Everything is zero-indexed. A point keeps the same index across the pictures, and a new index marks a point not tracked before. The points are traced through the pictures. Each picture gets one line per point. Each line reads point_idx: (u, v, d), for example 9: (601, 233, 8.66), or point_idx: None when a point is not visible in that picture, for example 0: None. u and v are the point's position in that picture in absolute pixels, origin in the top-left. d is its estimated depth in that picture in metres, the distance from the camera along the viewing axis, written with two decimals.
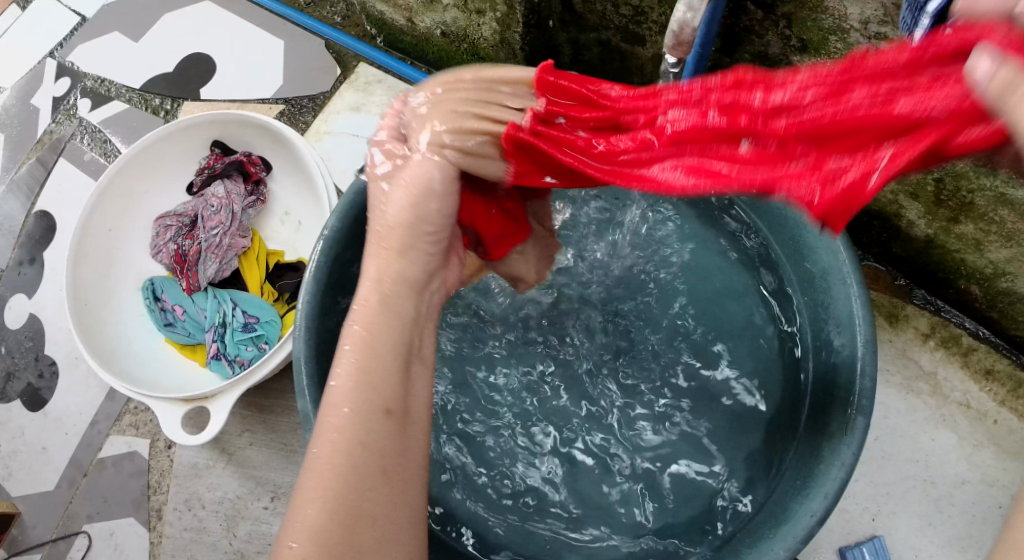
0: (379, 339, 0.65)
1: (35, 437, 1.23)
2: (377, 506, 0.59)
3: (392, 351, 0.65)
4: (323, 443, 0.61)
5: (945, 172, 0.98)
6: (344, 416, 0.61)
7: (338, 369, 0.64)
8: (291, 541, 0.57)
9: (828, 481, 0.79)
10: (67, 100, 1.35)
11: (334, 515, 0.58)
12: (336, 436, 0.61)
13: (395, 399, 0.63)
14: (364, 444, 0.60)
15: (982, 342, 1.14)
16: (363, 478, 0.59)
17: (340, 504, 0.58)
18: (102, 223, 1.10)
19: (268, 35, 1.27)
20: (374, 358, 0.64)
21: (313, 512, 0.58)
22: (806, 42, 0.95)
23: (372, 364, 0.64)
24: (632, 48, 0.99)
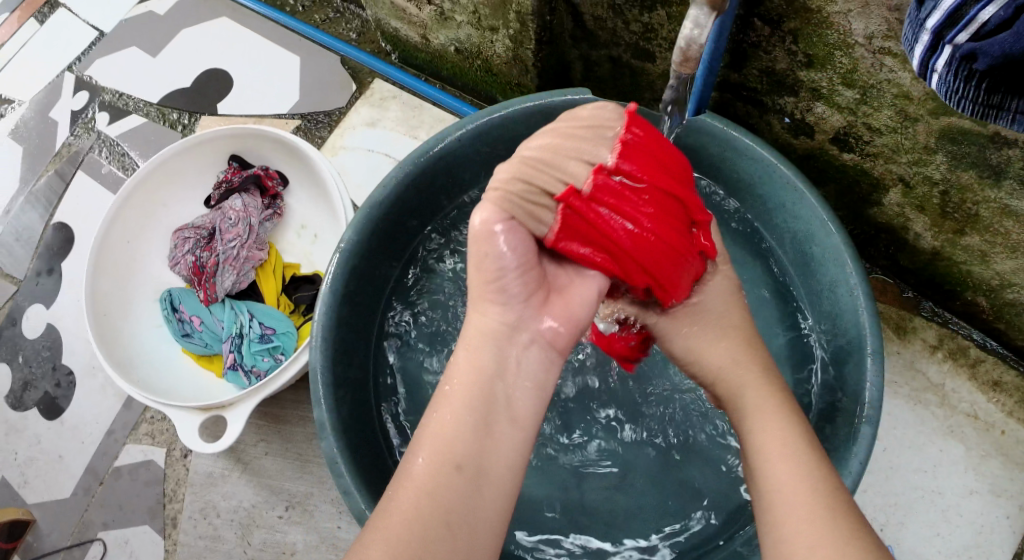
0: (472, 397, 0.66)
1: (52, 446, 1.25)
2: (442, 547, 0.59)
3: (476, 407, 0.66)
4: (401, 489, 0.63)
5: (951, 185, 0.99)
6: (425, 463, 0.63)
7: (429, 419, 0.67)
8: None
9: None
10: (85, 114, 1.37)
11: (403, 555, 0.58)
12: (415, 480, 0.63)
13: (471, 453, 0.64)
14: (437, 492, 0.61)
15: (990, 353, 1.15)
16: (433, 519, 0.60)
17: (406, 541, 0.59)
18: (121, 235, 1.12)
19: (285, 52, 1.30)
20: (458, 411, 0.66)
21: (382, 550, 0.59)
22: (813, 57, 0.97)
23: (454, 419, 0.65)
24: (643, 65, 1.00)
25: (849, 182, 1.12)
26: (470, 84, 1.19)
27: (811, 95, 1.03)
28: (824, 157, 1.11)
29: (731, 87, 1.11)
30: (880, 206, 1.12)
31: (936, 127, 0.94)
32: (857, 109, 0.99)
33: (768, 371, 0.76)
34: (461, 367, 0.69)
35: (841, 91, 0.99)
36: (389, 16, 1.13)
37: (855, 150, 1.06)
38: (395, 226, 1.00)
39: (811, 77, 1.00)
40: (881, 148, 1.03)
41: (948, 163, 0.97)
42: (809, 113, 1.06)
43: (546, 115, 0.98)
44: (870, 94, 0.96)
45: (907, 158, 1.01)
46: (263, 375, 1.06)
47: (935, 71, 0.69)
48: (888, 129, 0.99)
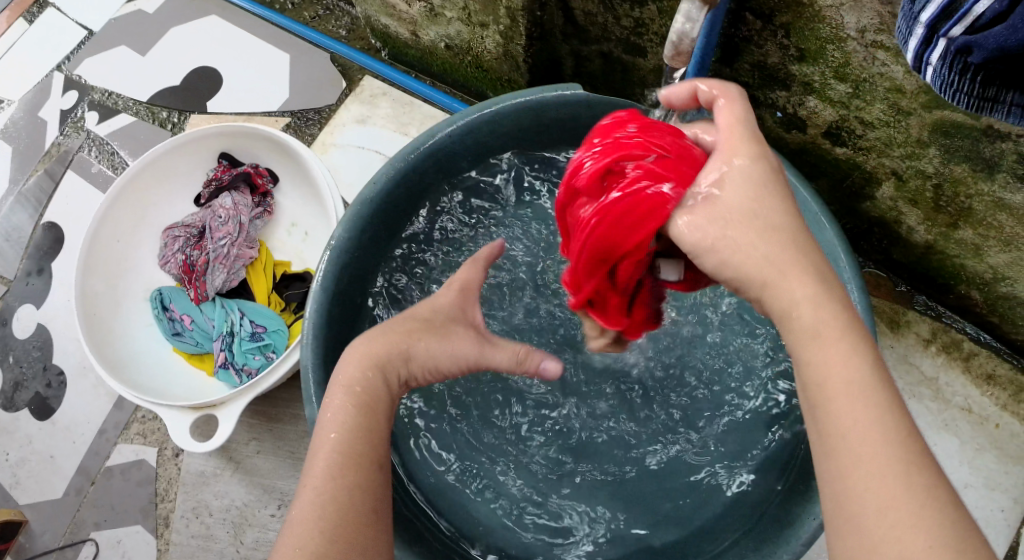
0: (359, 402, 0.70)
1: (43, 446, 1.24)
2: (367, 533, 0.63)
3: (380, 411, 0.71)
4: (317, 485, 0.64)
5: (943, 179, 0.99)
6: (336, 459, 0.66)
7: (326, 423, 0.69)
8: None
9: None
10: (75, 113, 1.37)
11: (329, 544, 0.61)
12: (332, 476, 0.65)
13: (382, 453, 0.68)
14: (360, 485, 0.65)
15: (983, 347, 1.15)
16: (356, 510, 0.63)
17: (337, 531, 0.62)
18: (111, 234, 1.11)
19: (275, 49, 1.29)
20: (354, 416, 0.69)
21: (313, 543, 0.60)
22: (805, 51, 0.96)
23: (351, 420, 0.69)
24: (634, 60, 1.00)
25: (842, 176, 1.12)
26: (461, 81, 1.18)
27: (803, 90, 1.02)
28: (817, 151, 1.11)
29: (723, 82, 1.11)
30: (873, 200, 1.12)
31: (929, 121, 0.93)
32: (850, 103, 0.99)
33: (830, 292, 0.58)
34: (353, 369, 0.73)
35: (833, 85, 0.98)
36: (379, 12, 1.13)
37: (847, 144, 1.06)
38: (387, 223, 1.00)
39: (802, 71, 1.00)
40: (874, 142, 1.02)
41: (941, 157, 0.96)
42: (802, 108, 1.05)
43: (537, 111, 0.97)
44: (862, 88, 0.95)
45: (899, 151, 1.01)
46: (253, 374, 1.05)
47: (930, 65, 0.68)
48: (880, 122, 0.99)
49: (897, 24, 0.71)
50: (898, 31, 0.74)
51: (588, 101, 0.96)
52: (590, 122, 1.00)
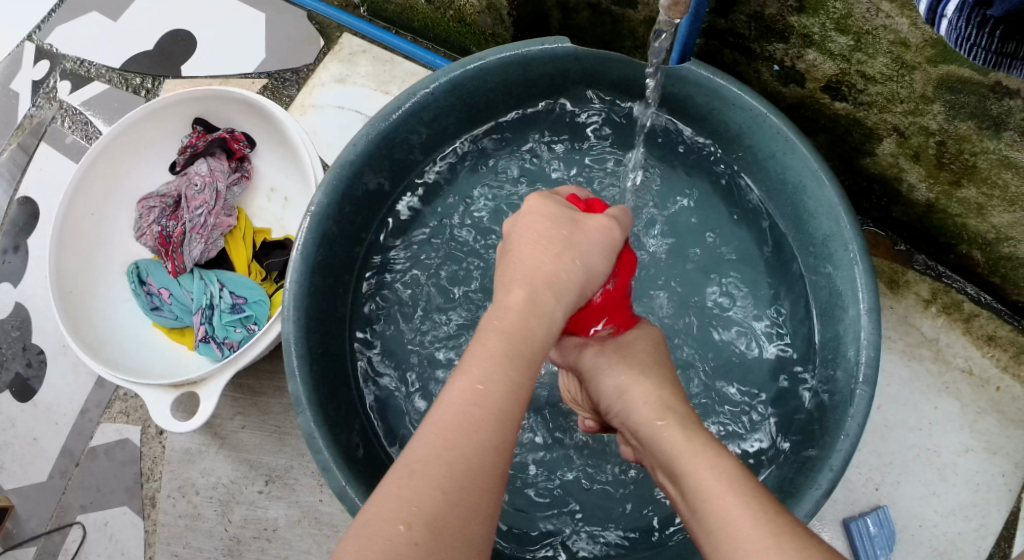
0: (513, 360, 0.59)
1: (25, 428, 1.21)
2: (487, 510, 0.54)
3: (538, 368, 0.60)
4: (440, 427, 0.56)
5: (948, 136, 0.95)
6: (486, 414, 0.56)
7: (469, 374, 0.59)
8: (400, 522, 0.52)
9: (834, 452, 0.81)
10: (47, 83, 1.31)
11: (455, 510, 0.52)
12: (466, 426, 0.56)
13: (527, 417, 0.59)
14: (496, 444, 0.56)
15: (984, 308, 1.11)
16: (485, 480, 0.54)
17: (458, 496, 0.53)
18: (84, 208, 1.07)
19: (249, 8, 1.23)
20: (505, 367, 0.59)
21: (432, 502, 0.52)
22: (804, 2, 0.92)
23: (500, 375, 0.58)
24: (623, 11, 0.95)
25: (840, 131, 1.07)
26: (443, 37, 1.14)
27: (802, 42, 0.98)
28: (815, 106, 1.07)
29: (717, 34, 1.05)
30: (873, 156, 1.07)
31: (935, 76, 0.90)
32: (851, 55, 0.95)
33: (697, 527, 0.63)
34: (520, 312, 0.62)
35: (834, 38, 0.94)
36: None
37: (847, 99, 1.02)
38: (368, 185, 0.96)
39: (802, 22, 0.95)
40: (876, 97, 0.98)
41: (946, 113, 0.93)
42: (800, 61, 1.01)
43: (524, 65, 0.93)
44: (865, 41, 0.91)
45: (903, 107, 0.97)
46: (236, 347, 1.02)
47: (944, 18, 0.64)
48: (882, 77, 0.95)
49: None
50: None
51: (577, 54, 0.93)
52: (578, 74, 0.97)
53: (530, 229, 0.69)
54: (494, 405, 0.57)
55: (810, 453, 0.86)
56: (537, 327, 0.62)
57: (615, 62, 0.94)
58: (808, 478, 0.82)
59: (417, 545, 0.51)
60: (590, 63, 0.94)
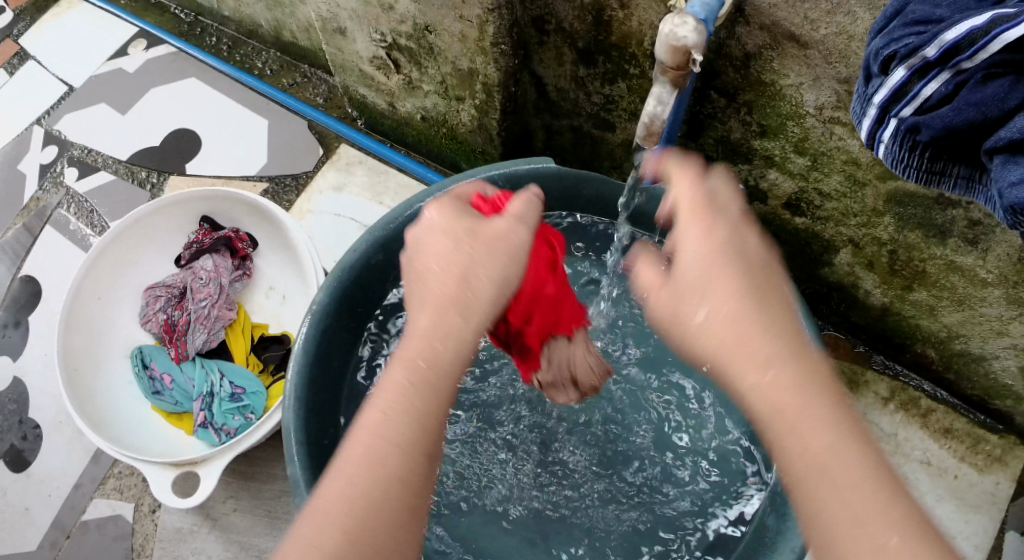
0: (415, 390, 0.58)
1: (17, 499, 1.24)
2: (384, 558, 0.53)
3: (445, 395, 0.59)
4: (353, 482, 0.54)
5: (898, 245, 1.05)
6: (386, 449, 0.55)
7: (372, 403, 0.58)
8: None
9: (798, 536, 0.83)
10: (54, 167, 1.37)
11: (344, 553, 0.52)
12: (373, 472, 0.55)
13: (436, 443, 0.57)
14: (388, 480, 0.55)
15: (940, 403, 1.20)
16: (393, 529, 0.54)
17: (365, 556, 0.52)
18: (92, 291, 1.13)
19: (253, 116, 1.31)
20: (405, 395, 0.57)
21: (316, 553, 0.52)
22: (766, 127, 1.01)
23: (403, 406, 0.57)
24: (603, 134, 1.08)
25: (801, 244, 1.16)
26: (435, 152, 1.23)
27: (765, 163, 1.07)
28: (777, 221, 1.15)
29: (689, 155, 1.14)
30: (832, 266, 1.16)
31: (884, 191, 0.99)
32: (809, 175, 1.04)
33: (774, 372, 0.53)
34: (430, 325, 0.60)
35: (793, 159, 1.03)
36: (358, 82, 1.18)
37: (807, 214, 1.10)
38: (364, 290, 1.02)
39: (764, 146, 1.04)
40: (831, 212, 1.08)
41: (896, 224, 1.02)
42: (763, 180, 1.10)
43: (512, 183, 1.02)
44: (821, 161, 1.00)
45: (856, 220, 1.06)
46: (233, 434, 1.06)
47: (883, 143, 0.72)
48: (838, 194, 1.04)
49: (854, 106, 0.76)
50: (853, 112, 0.78)
51: (561, 174, 1.02)
52: (561, 194, 1.06)
53: (436, 244, 0.65)
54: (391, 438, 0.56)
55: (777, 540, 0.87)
56: (441, 354, 0.59)
57: (596, 181, 1.03)
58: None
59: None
60: (573, 182, 1.04)
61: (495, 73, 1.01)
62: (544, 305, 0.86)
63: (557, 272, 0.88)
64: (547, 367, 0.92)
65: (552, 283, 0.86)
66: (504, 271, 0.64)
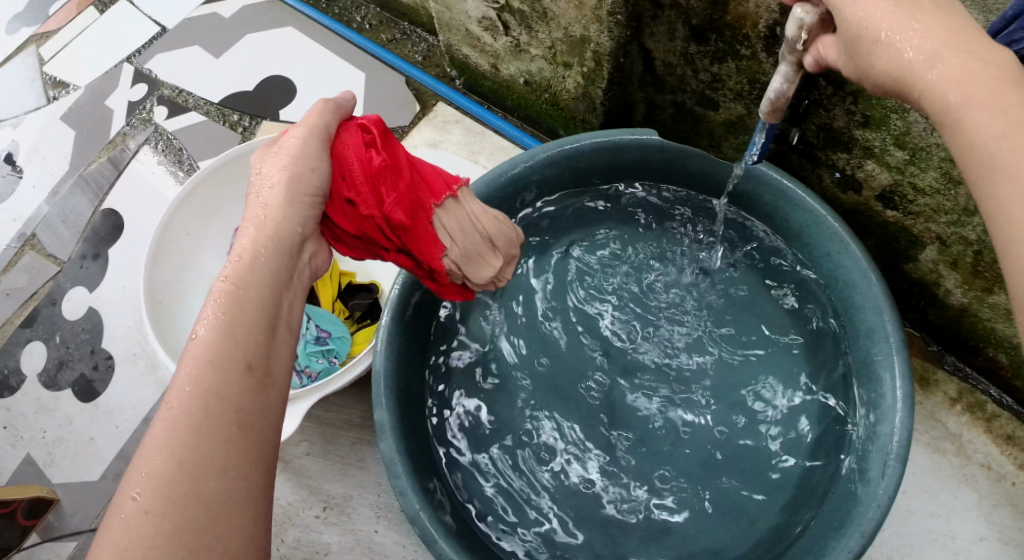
0: (232, 307, 0.65)
1: (83, 427, 1.27)
2: (226, 462, 0.57)
3: (259, 314, 0.65)
4: (170, 396, 0.59)
5: (984, 246, 1.05)
6: (200, 365, 0.60)
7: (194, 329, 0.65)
8: (133, 493, 0.55)
9: (863, 521, 0.89)
10: (144, 105, 1.40)
11: (177, 466, 0.56)
12: (189, 385, 0.59)
13: (257, 354, 0.63)
14: (216, 392, 0.60)
15: (1005, 409, 1.20)
16: (216, 436, 0.58)
17: (191, 458, 0.56)
18: (183, 225, 1.16)
19: (349, 67, 1.32)
20: (225, 314, 0.64)
21: (158, 465, 0.55)
22: (870, 118, 1.02)
23: (216, 322, 0.64)
24: (705, 112, 1.10)
25: (889, 238, 1.17)
26: (532, 116, 1.25)
27: (863, 154, 1.07)
28: (868, 212, 1.16)
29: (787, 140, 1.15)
30: (915, 262, 1.17)
31: None
32: (905, 169, 1.05)
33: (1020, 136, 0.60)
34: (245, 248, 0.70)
35: (892, 152, 1.04)
36: (462, 42, 1.20)
37: (898, 208, 1.11)
38: None
39: (864, 136, 1.05)
40: (924, 208, 1.08)
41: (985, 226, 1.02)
42: (859, 170, 1.10)
43: (613, 149, 1.09)
44: (920, 156, 1.01)
45: (946, 218, 1.06)
46: (315, 376, 1.08)
47: None
48: (931, 189, 1.04)
49: None
50: None
51: (662, 146, 1.08)
52: (660, 164, 1.11)
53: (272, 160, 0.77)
54: (201, 352, 0.62)
55: (840, 518, 0.92)
56: (248, 272, 0.68)
57: (694, 156, 1.09)
58: (833, 543, 0.90)
59: (147, 513, 0.54)
60: (670, 156, 1.09)
61: (608, 42, 1.01)
62: (385, 176, 0.81)
63: (389, 144, 0.84)
64: (451, 242, 0.87)
65: (378, 153, 0.82)
66: (294, 162, 0.76)
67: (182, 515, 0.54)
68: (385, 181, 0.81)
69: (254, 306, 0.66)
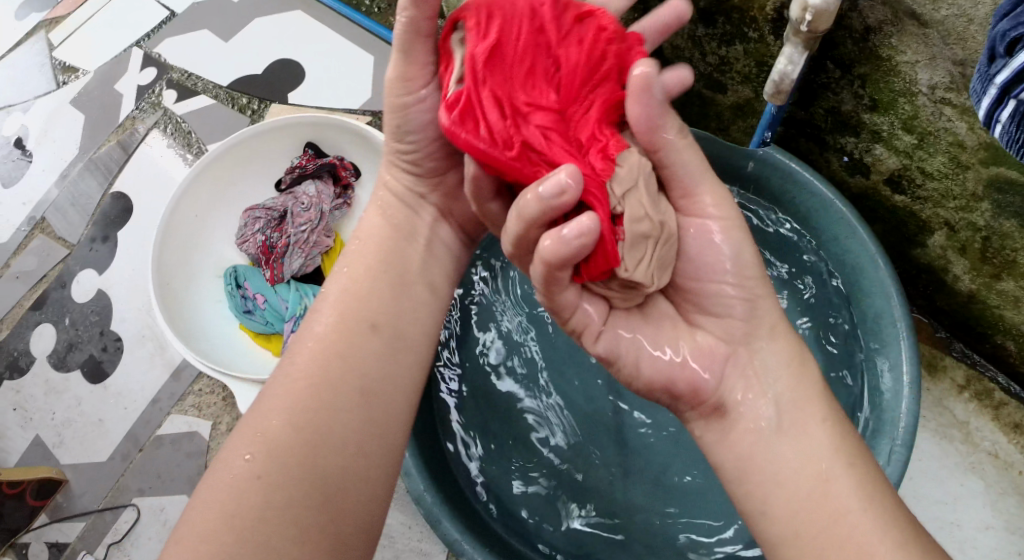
0: (370, 278, 0.76)
1: (92, 410, 1.27)
2: (343, 433, 0.65)
3: (387, 279, 0.76)
4: (300, 365, 0.69)
5: (993, 232, 1.04)
6: (324, 337, 0.71)
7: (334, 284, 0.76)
8: (245, 454, 0.63)
9: None
10: (153, 89, 1.40)
11: (295, 434, 0.64)
12: (317, 355, 0.69)
13: (383, 319, 0.73)
14: (336, 362, 0.69)
15: (1014, 398, 1.19)
16: (336, 404, 0.66)
17: (306, 423, 0.65)
18: (192, 207, 1.17)
19: (359, 49, 1.33)
20: (366, 282, 0.76)
21: (279, 432, 0.64)
22: (877, 102, 1.02)
23: (352, 290, 0.75)
24: (714, 95, 1.10)
25: (897, 222, 1.17)
26: None
27: (871, 137, 1.07)
28: (877, 197, 1.16)
29: (796, 123, 1.16)
30: (924, 247, 1.17)
31: (986, 176, 0.99)
32: (913, 153, 1.04)
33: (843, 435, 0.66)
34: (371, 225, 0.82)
35: (901, 136, 1.03)
36: None
37: (907, 192, 1.11)
38: None
39: (873, 120, 1.05)
40: (932, 193, 1.07)
41: (993, 211, 1.02)
42: (867, 154, 1.10)
43: None
44: (927, 141, 1.01)
45: (955, 203, 1.06)
46: None
47: (999, 123, 0.77)
48: (939, 174, 1.03)
49: (974, 83, 0.80)
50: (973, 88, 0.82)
51: None
52: None
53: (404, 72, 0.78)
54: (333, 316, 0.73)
55: None
56: (375, 249, 0.79)
57: (703, 139, 1.08)
58: None
59: (259, 478, 0.62)
60: None
61: None
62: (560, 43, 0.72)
63: (549, 46, 0.72)
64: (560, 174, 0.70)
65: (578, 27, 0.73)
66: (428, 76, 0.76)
67: (285, 472, 0.62)
68: (542, 47, 0.72)
69: (385, 275, 0.77)
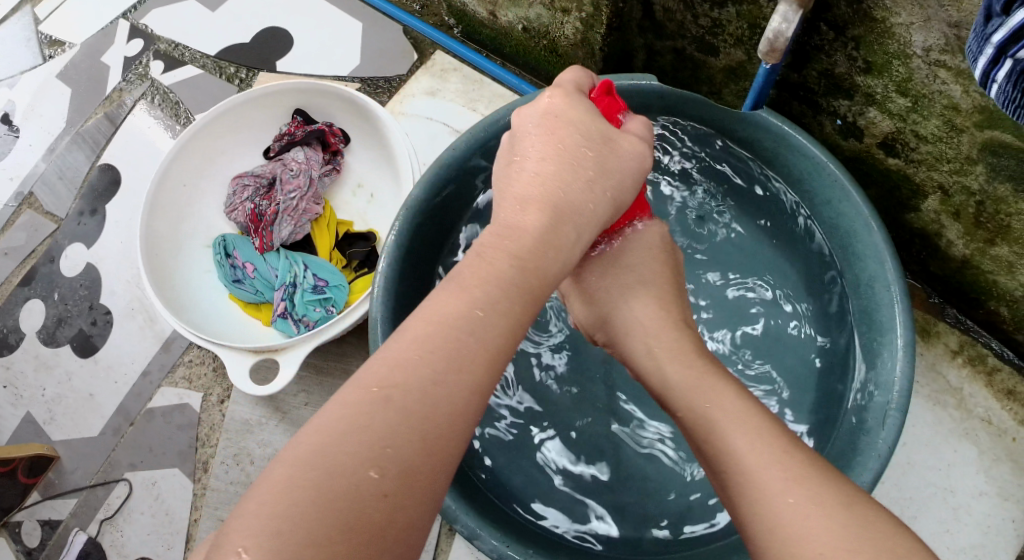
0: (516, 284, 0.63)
1: (82, 384, 1.26)
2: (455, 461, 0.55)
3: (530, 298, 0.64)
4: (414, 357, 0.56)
5: (987, 196, 1.04)
6: (442, 329, 0.58)
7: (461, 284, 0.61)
8: (373, 469, 0.51)
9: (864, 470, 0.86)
10: (140, 60, 1.39)
11: (422, 451, 0.52)
12: (445, 363, 0.56)
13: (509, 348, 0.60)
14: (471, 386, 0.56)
15: (1007, 363, 1.19)
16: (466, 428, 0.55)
17: (439, 447, 0.53)
18: (179, 175, 1.15)
19: (347, 17, 1.32)
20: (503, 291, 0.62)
21: (407, 447, 0.52)
22: (871, 64, 1.01)
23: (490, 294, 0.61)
24: (706, 58, 1.09)
25: (890, 186, 1.16)
26: (531, 64, 1.27)
27: (865, 100, 1.06)
28: (870, 160, 1.15)
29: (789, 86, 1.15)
30: (917, 212, 1.16)
31: (980, 140, 0.98)
32: (907, 116, 1.03)
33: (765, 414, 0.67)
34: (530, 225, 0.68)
35: (894, 99, 1.03)
36: None
37: (900, 156, 1.10)
38: (445, 200, 1.05)
39: (866, 82, 1.04)
40: (926, 156, 1.06)
41: (987, 174, 1.01)
42: (861, 117, 1.09)
43: None
44: (921, 103, 1.00)
45: (949, 166, 1.05)
46: (312, 325, 1.09)
47: (995, 83, 0.75)
48: (933, 137, 1.03)
49: (970, 45, 0.78)
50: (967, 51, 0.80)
51: (660, 92, 1.06)
52: (658, 110, 1.10)
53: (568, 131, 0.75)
54: (474, 313, 0.59)
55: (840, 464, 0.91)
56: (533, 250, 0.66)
57: (695, 102, 1.07)
58: None
59: (384, 497, 0.50)
60: (671, 101, 1.08)
61: None
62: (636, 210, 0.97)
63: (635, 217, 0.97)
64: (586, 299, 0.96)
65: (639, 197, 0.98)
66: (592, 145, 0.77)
67: (413, 502, 0.52)
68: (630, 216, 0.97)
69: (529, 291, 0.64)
